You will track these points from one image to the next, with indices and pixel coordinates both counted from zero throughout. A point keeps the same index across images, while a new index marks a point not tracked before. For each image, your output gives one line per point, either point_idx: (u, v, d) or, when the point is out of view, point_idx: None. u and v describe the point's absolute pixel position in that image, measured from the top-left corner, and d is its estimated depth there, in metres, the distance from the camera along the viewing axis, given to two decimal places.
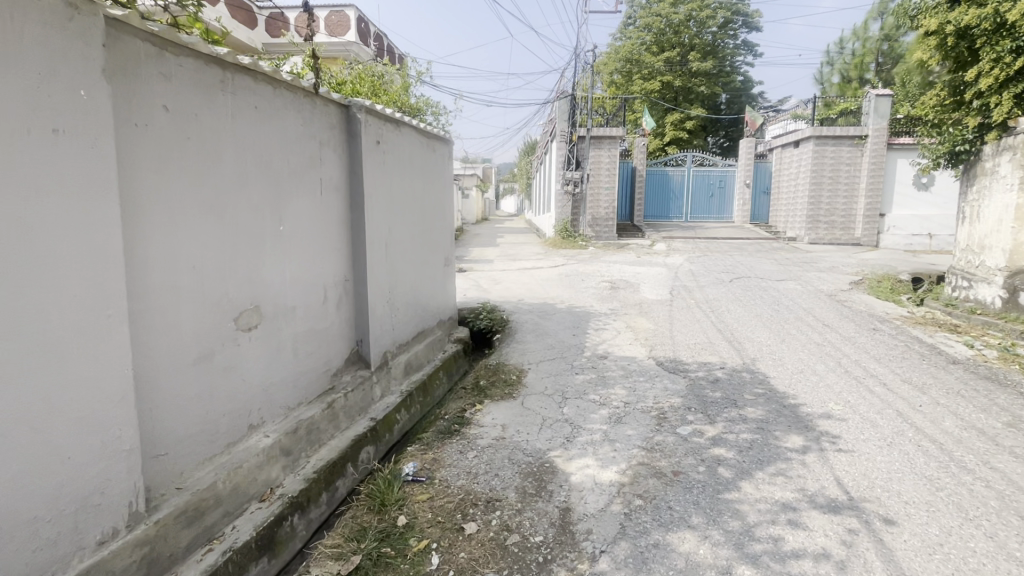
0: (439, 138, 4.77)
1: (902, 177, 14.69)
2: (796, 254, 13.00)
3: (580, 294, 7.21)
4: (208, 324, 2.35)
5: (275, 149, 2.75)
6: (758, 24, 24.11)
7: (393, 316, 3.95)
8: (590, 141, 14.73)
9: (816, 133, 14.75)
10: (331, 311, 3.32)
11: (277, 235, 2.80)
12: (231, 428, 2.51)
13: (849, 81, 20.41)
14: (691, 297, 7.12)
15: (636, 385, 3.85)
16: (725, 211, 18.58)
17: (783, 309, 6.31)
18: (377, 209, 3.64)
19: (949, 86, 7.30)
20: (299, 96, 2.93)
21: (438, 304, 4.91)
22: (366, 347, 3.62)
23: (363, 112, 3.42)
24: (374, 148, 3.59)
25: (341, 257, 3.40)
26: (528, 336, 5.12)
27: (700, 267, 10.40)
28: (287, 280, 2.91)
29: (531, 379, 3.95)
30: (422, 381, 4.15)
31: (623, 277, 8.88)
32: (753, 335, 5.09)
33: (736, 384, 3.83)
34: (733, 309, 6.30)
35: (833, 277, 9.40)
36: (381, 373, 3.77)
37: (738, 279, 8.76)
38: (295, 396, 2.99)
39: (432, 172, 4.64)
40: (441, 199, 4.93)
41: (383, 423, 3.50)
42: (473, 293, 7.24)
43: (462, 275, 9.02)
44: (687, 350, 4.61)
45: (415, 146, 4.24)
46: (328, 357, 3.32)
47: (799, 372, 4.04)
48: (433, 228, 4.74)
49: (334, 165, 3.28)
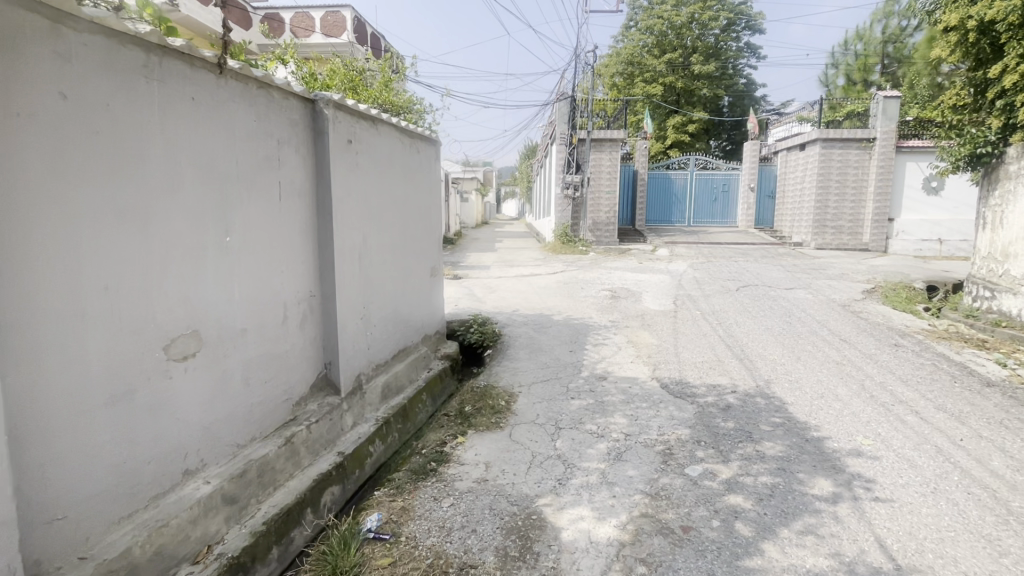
0: (424, 137, 4.39)
1: (911, 180, 14.28)
2: (803, 260, 12.60)
3: (578, 304, 6.80)
4: (127, 355, 1.97)
5: (220, 148, 2.37)
6: (761, 26, 23.77)
7: (369, 334, 3.57)
8: (591, 144, 14.36)
9: (823, 135, 14.34)
10: (291, 332, 2.93)
11: (223, 247, 2.42)
12: (159, 478, 2.12)
13: (854, 83, 20.01)
14: (697, 307, 6.71)
15: (638, 412, 3.45)
16: (729, 216, 18.18)
17: (795, 322, 5.90)
18: (349, 217, 3.26)
19: (969, 85, 6.87)
20: (252, 87, 2.55)
21: (423, 318, 4.54)
22: (334, 371, 3.23)
23: (331, 108, 3.05)
24: (345, 148, 3.21)
25: (305, 270, 3.01)
26: (520, 353, 4.72)
27: (704, 274, 9.99)
28: (236, 299, 2.52)
29: (522, 405, 3.55)
30: (401, 406, 3.76)
31: (624, 285, 8.48)
32: (766, 353, 4.68)
33: (750, 412, 3.42)
34: (742, 322, 5.89)
35: (844, 285, 8.98)
36: (354, 399, 3.38)
37: (745, 287, 8.34)
38: (246, 432, 2.60)
39: (415, 174, 4.25)
40: (427, 204, 4.55)
41: (352, 458, 3.11)
42: (465, 303, 6.85)
43: (455, 282, 8.62)
44: (694, 370, 4.20)
45: (395, 146, 3.88)
46: (289, 384, 2.93)
47: (820, 397, 3.63)
48: (418, 236, 4.36)
49: (296, 167, 2.90)
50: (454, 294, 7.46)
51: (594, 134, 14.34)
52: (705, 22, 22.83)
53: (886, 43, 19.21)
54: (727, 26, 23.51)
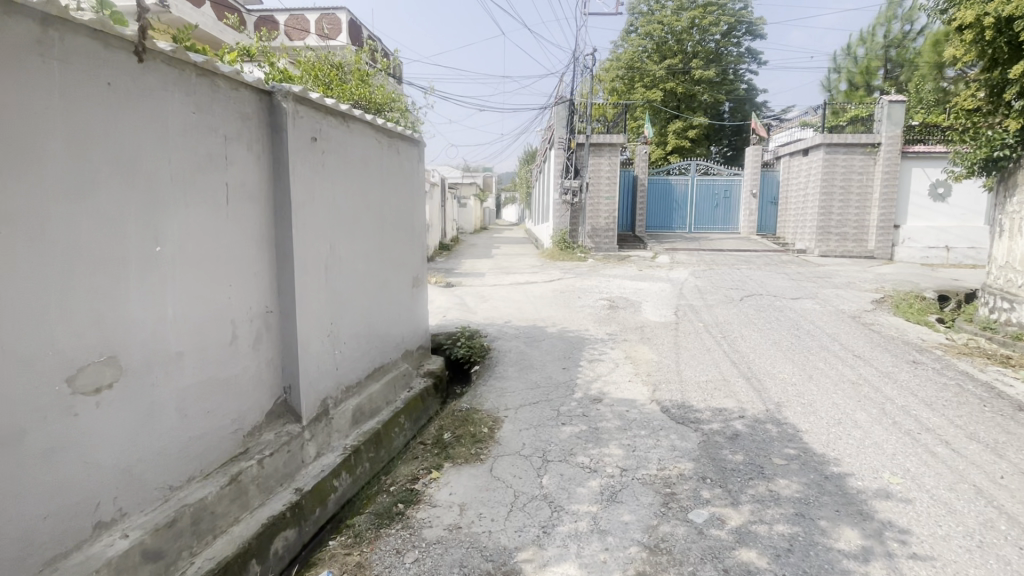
0: (404, 138, 4.07)
1: (917, 186, 13.95)
2: (807, 268, 12.26)
3: (573, 315, 6.44)
4: (13, 392, 1.63)
5: (147, 144, 2.03)
6: (762, 32, 23.58)
7: (337, 353, 3.23)
8: (590, 149, 14.04)
9: (826, 139, 14.03)
10: (242, 353, 2.59)
11: (152, 259, 2.07)
12: (58, 535, 1.77)
13: (856, 88, 19.75)
14: (699, 319, 6.35)
15: (636, 441, 3.09)
16: (731, 222, 17.85)
17: (804, 335, 5.55)
18: (313, 224, 2.93)
19: (985, 86, 6.55)
20: (190, 74, 2.22)
21: (404, 332, 4.20)
22: (295, 396, 2.89)
23: (291, 101, 2.72)
24: (309, 146, 2.88)
25: (258, 283, 2.67)
26: (509, 370, 4.35)
27: (706, 282, 9.65)
28: (170, 318, 2.17)
29: (506, 432, 3.20)
30: (374, 431, 3.40)
31: (623, 294, 8.13)
32: (775, 371, 4.32)
33: (761, 442, 3.06)
34: (747, 335, 5.54)
35: (853, 295, 8.63)
36: (318, 427, 3.03)
37: (750, 297, 7.99)
38: (181, 472, 2.25)
39: (394, 176, 3.92)
40: (408, 208, 4.23)
41: (312, 495, 2.76)
42: (455, 313, 6.50)
43: (447, 291, 8.29)
44: (697, 392, 3.84)
45: (370, 145, 3.55)
46: (239, 411, 2.59)
47: (837, 425, 3.28)
48: (398, 243, 4.04)
49: (247, 167, 2.56)
50: (444, 303, 7.11)
51: (593, 138, 14.03)
52: (705, 27, 22.62)
53: (888, 47, 18.99)
54: (727, 32, 23.28)
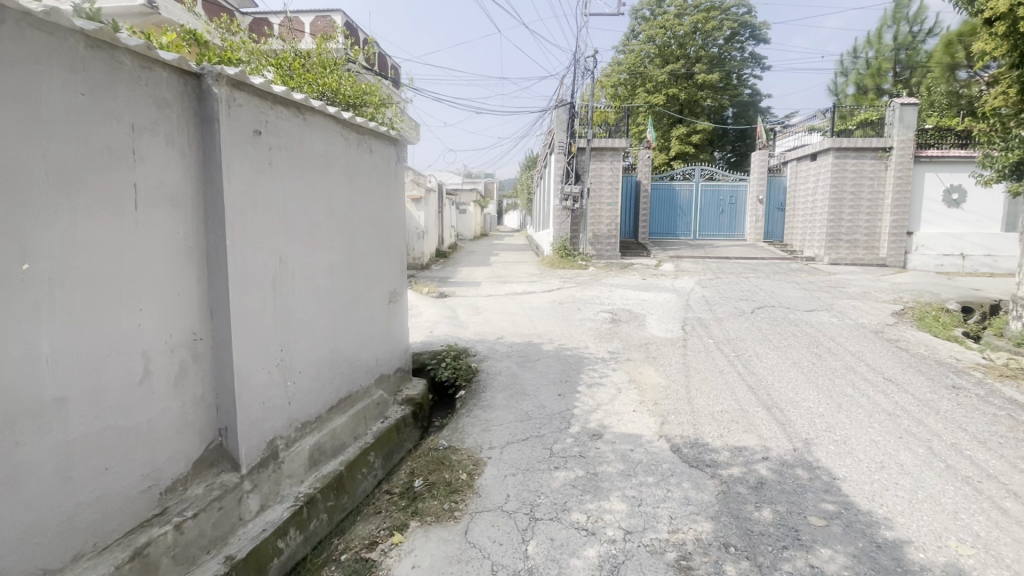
0: (379, 135, 3.61)
1: (931, 192, 13.46)
2: (818, 277, 11.77)
3: (572, 330, 5.93)
4: None
5: (8, 134, 1.56)
6: (766, 36, 23.24)
7: (290, 385, 2.76)
8: (591, 153, 13.61)
9: (836, 143, 13.54)
10: (158, 392, 2.10)
11: (17, 283, 1.60)
12: None
13: (865, 91, 19.17)
14: (709, 334, 5.84)
15: (643, 492, 2.59)
16: (736, 229, 17.36)
17: (826, 354, 5.04)
18: (256, 233, 2.46)
19: (1017, 84, 5.90)
20: (78, 45, 1.76)
21: (380, 354, 3.74)
22: (232, 439, 2.40)
23: (225, 87, 2.26)
24: (251, 141, 2.42)
25: (181, 307, 2.19)
26: (497, 397, 3.84)
27: (713, 292, 9.15)
28: (46, 357, 1.69)
29: (489, 480, 2.69)
30: (334, 476, 2.90)
31: (626, 305, 7.64)
32: (799, 399, 3.80)
33: (791, 494, 2.55)
34: (763, 354, 5.03)
35: (871, 306, 8.12)
36: (263, 475, 2.54)
37: (761, 309, 7.49)
38: (61, 551, 1.76)
39: (365, 179, 3.45)
40: (384, 215, 3.76)
41: (247, 564, 2.26)
42: (444, 327, 6.02)
43: (439, 302, 7.80)
44: (712, 427, 3.34)
45: (334, 143, 3.10)
46: (155, 464, 2.10)
47: (881, 471, 2.77)
48: (372, 254, 3.59)
49: (165, 165, 2.10)
50: (434, 317, 6.63)
51: (595, 142, 13.57)
52: (709, 31, 22.23)
53: (897, 50, 18.66)
54: (731, 36, 22.88)
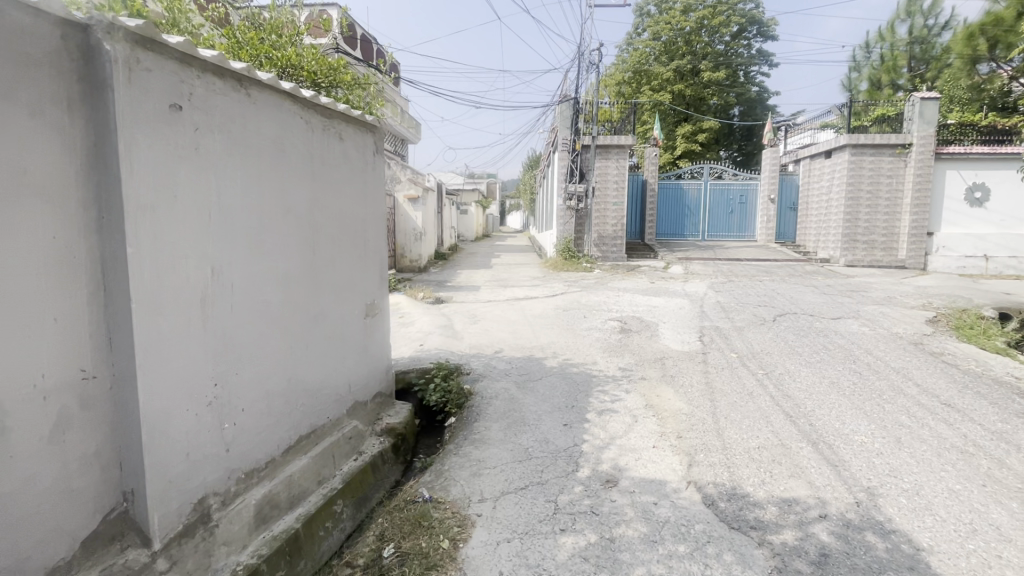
0: (351, 120, 3.06)
1: (952, 190, 12.80)
2: (836, 280, 11.15)
3: (577, 342, 5.35)
4: None
5: None
6: (774, 33, 22.65)
7: (228, 428, 2.20)
8: (596, 151, 12.97)
9: (852, 141, 12.89)
10: (22, 455, 1.54)
11: None
12: None
13: (879, 87, 18.74)
14: (730, 347, 5.26)
15: (674, 570, 2.02)
16: (746, 229, 16.73)
17: (866, 372, 4.46)
18: (175, 239, 1.90)
19: None
20: None
21: (354, 377, 3.18)
22: (141, 506, 1.84)
23: (124, 44, 1.71)
24: (167, 120, 1.86)
25: (60, 337, 1.64)
26: (493, 427, 3.29)
27: (727, 297, 8.58)
28: None
29: (476, 550, 2.14)
30: (286, 538, 2.34)
31: (636, 312, 7.07)
32: (848, 431, 3.21)
33: (868, 573, 1.97)
34: (795, 371, 4.45)
35: (900, 313, 7.53)
36: (187, 548, 1.98)
37: (782, 316, 6.91)
38: None
39: (332, 172, 2.89)
40: (359, 215, 3.20)
41: None
42: (437, 337, 5.47)
43: (434, 309, 7.26)
44: (750, 470, 2.76)
45: (293, 127, 2.55)
46: (18, 553, 1.53)
47: (974, 537, 2.20)
48: (344, 261, 3.05)
49: (30, 148, 1.54)
50: (427, 326, 6.08)
51: (600, 140, 12.97)
52: (715, 27, 21.57)
53: (912, 43, 18.04)
54: (737, 32, 22.33)
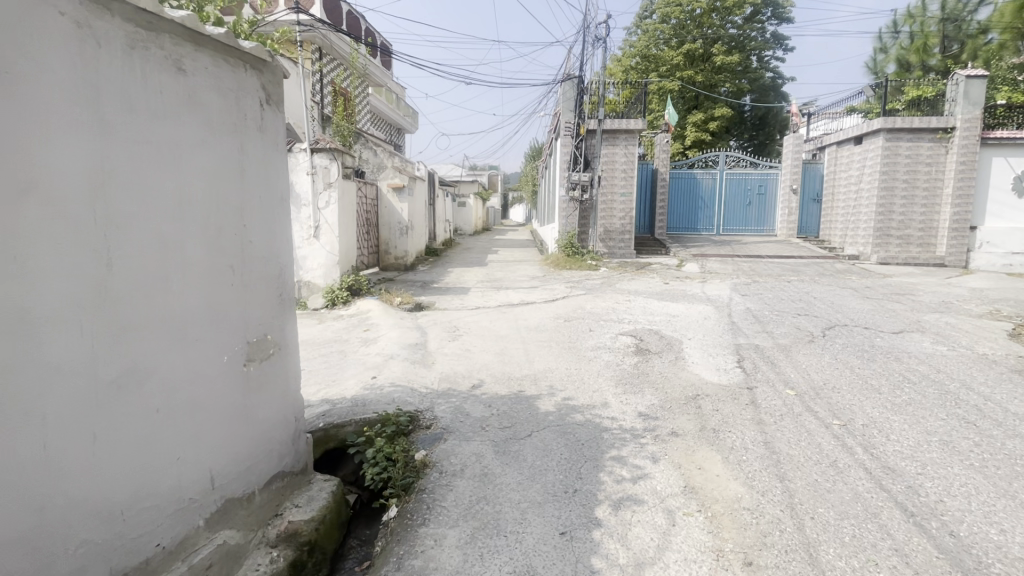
0: (200, 40, 1.82)
1: (998, 179, 11.40)
2: (872, 281, 9.85)
3: (579, 371, 4.10)
4: None
5: None
6: (789, 14, 21.23)
7: None
8: (602, 136, 11.64)
9: (887, 124, 11.47)
10: None
11: None
12: None
13: (908, 69, 17.35)
14: (779, 378, 4.01)
15: None
16: (765, 222, 15.41)
17: (978, 421, 3.22)
18: None
19: None
20: None
21: (218, 460, 1.97)
22: None
23: None
24: None
25: None
26: (447, 538, 2.07)
27: (758, 302, 7.30)
28: None
29: None
30: None
31: (651, 323, 5.82)
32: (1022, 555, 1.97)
33: None
34: (879, 420, 3.22)
35: (970, 324, 6.23)
36: None
37: (831, 330, 5.64)
38: None
39: (156, 121, 1.67)
40: (227, 201, 1.98)
41: None
42: (402, 361, 4.25)
43: (408, 318, 6.04)
44: None
45: (35, 32, 1.32)
46: None
47: None
48: (194, 277, 1.84)
49: None
50: (393, 343, 4.86)
51: (607, 123, 11.64)
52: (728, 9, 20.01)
53: (945, 22, 16.40)
54: (750, 15, 20.89)
